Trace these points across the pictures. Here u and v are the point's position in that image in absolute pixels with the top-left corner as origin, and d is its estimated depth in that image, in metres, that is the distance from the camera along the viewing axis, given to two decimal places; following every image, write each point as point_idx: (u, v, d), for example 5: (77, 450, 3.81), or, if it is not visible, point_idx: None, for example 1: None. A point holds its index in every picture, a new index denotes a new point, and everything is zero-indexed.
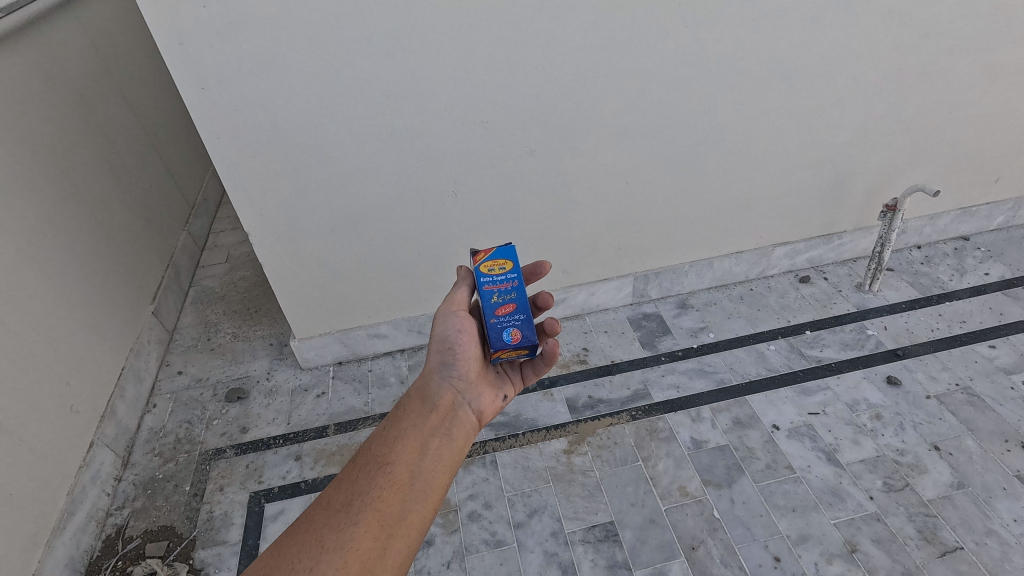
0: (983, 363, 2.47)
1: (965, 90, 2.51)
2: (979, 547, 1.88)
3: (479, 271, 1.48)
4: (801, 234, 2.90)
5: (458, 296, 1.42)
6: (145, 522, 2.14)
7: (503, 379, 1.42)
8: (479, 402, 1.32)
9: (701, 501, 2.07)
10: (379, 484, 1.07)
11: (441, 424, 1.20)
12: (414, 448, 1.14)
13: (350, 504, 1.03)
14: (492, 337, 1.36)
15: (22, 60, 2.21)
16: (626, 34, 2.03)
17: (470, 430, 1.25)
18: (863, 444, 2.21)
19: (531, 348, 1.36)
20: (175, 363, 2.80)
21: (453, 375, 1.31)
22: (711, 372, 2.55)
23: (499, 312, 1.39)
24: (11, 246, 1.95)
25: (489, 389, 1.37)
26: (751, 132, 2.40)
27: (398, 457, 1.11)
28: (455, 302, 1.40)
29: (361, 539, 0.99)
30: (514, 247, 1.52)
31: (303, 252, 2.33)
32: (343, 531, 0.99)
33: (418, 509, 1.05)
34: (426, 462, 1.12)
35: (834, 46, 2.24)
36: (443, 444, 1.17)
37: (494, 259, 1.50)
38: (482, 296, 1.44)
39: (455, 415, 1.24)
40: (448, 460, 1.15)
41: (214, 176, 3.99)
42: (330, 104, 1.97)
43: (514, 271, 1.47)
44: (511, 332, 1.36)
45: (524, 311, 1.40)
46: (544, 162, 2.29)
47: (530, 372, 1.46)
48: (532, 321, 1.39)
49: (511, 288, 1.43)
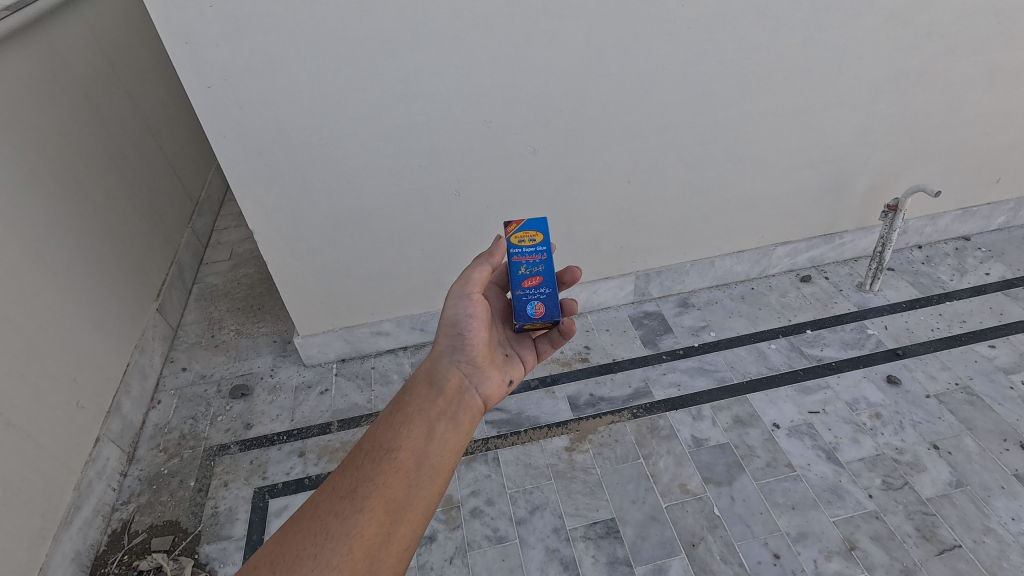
0: (983, 363, 2.48)
1: (966, 91, 2.51)
2: (977, 545, 1.90)
3: (510, 241, 1.55)
4: (802, 234, 2.91)
5: (478, 274, 1.37)
6: (150, 517, 2.16)
7: (511, 363, 1.45)
8: (487, 386, 1.34)
9: (701, 498, 2.09)
10: (385, 470, 1.08)
11: (447, 408, 1.22)
12: (421, 433, 1.15)
13: (355, 491, 1.04)
14: (518, 308, 1.47)
15: (32, 56, 2.24)
16: (628, 34, 2.04)
17: (475, 414, 1.27)
18: (863, 442, 2.23)
19: (552, 323, 1.47)
20: (179, 359, 2.82)
21: (461, 358, 1.32)
22: (712, 370, 2.57)
23: (526, 285, 1.49)
24: (18, 243, 1.97)
25: (496, 372, 1.38)
26: (753, 133, 2.42)
27: (405, 442, 1.13)
28: (472, 281, 1.36)
29: (366, 526, 1.01)
30: (545, 219, 1.57)
31: (306, 251, 2.34)
32: (348, 517, 1.01)
33: (423, 494, 1.08)
34: (431, 447, 1.14)
35: (836, 47, 2.25)
36: (449, 428, 1.19)
37: (524, 230, 1.56)
38: (510, 267, 1.53)
39: (462, 399, 1.27)
40: (454, 444, 1.18)
41: (218, 172, 4.03)
42: (335, 103, 1.98)
43: (543, 244, 1.55)
44: (536, 306, 1.47)
45: (549, 285, 1.50)
46: (547, 161, 2.30)
47: (546, 347, 1.54)
48: (556, 296, 1.49)
49: (539, 261, 1.52)
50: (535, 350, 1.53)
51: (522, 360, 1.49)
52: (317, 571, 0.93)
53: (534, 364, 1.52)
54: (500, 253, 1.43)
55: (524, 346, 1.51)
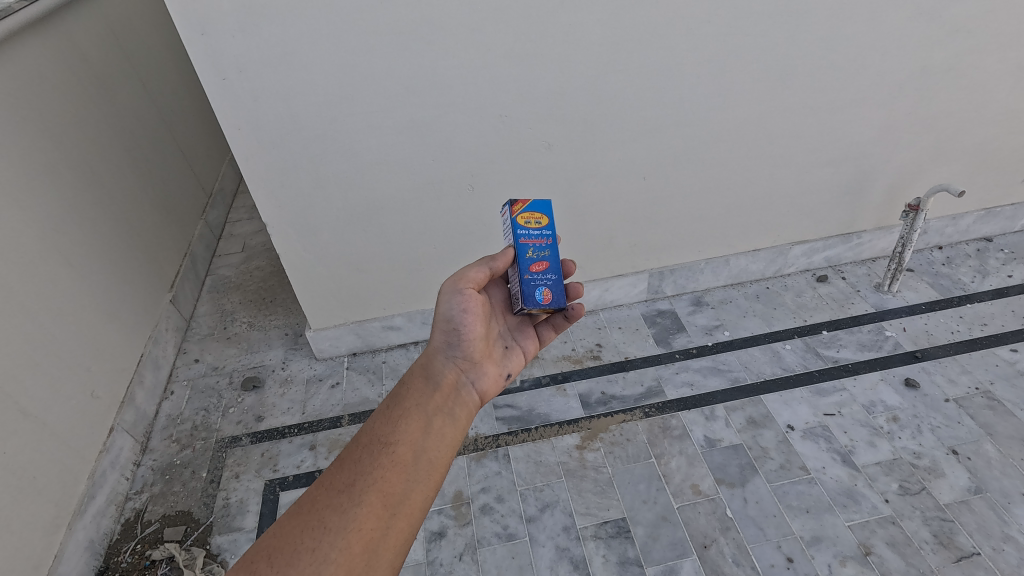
0: (1004, 367, 2.43)
1: (993, 88, 2.45)
2: (997, 553, 1.86)
3: (516, 222, 1.52)
4: (819, 233, 2.86)
5: (473, 274, 1.35)
6: (163, 507, 2.17)
7: (509, 355, 1.44)
8: (483, 381, 1.33)
9: (714, 499, 2.07)
10: (382, 463, 1.07)
11: (444, 403, 1.21)
12: (418, 428, 1.14)
13: (353, 485, 1.03)
14: (526, 293, 1.43)
15: (50, 48, 2.25)
16: (648, 27, 2.00)
17: (472, 408, 1.26)
18: (880, 446, 2.19)
19: (558, 309, 1.45)
20: (191, 351, 2.83)
21: (457, 354, 1.31)
22: (725, 370, 2.54)
23: (533, 269, 1.46)
24: (35, 234, 1.98)
25: (493, 366, 1.37)
26: (772, 130, 2.38)
27: (402, 436, 1.11)
28: (465, 278, 1.33)
29: (364, 520, 0.99)
30: (549, 202, 1.56)
31: (319, 245, 2.34)
32: (346, 511, 0.99)
33: (421, 489, 1.06)
34: (429, 441, 1.13)
35: (860, 42, 2.19)
36: (446, 422, 1.18)
37: (530, 212, 1.54)
38: (516, 249, 1.50)
39: (458, 395, 1.26)
40: (451, 438, 1.17)
41: (231, 164, 4.04)
42: (349, 96, 1.96)
43: (548, 229, 1.54)
44: (543, 292, 1.44)
45: (555, 272, 1.48)
46: (562, 156, 2.27)
47: (546, 334, 1.53)
48: (562, 283, 1.48)
49: (545, 245, 1.50)
50: (536, 338, 1.52)
51: (523, 350, 1.48)
52: (316, 565, 0.93)
53: (536, 352, 1.51)
54: (504, 260, 1.44)
55: (525, 336, 1.50)
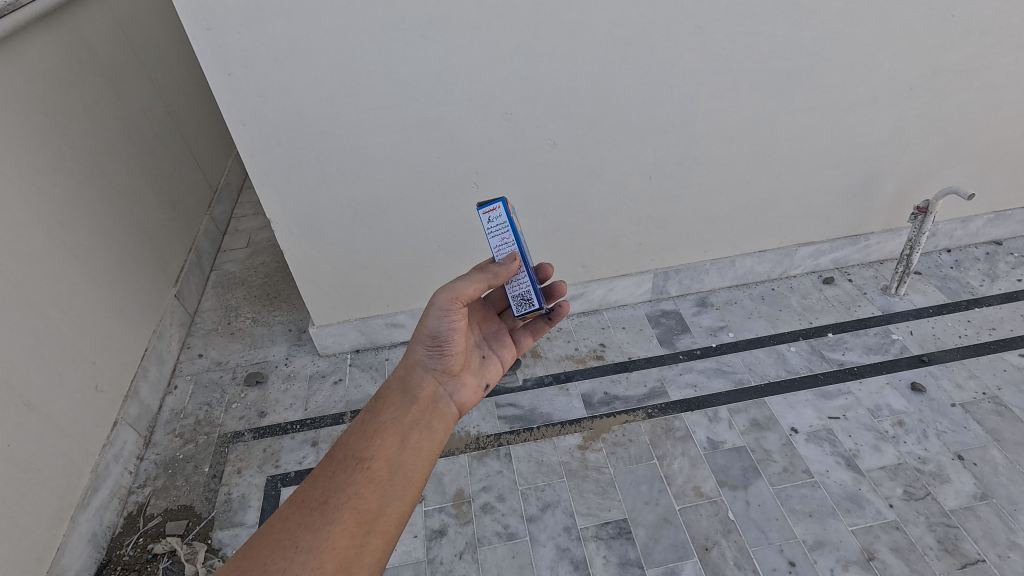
0: (1013, 372, 2.40)
1: (1007, 89, 2.41)
2: (1002, 560, 1.84)
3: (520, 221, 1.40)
4: (826, 235, 2.84)
5: (467, 290, 1.28)
6: (166, 501, 2.18)
7: (487, 365, 1.46)
8: (462, 394, 1.34)
9: (716, 501, 2.06)
10: (357, 480, 1.07)
11: (421, 416, 1.22)
12: (394, 443, 1.15)
13: (326, 502, 1.03)
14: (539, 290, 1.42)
15: (59, 42, 2.26)
16: (655, 26, 1.99)
17: (449, 422, 1.27)
18: (884, 450, 2.17)
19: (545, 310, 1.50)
20: (195, 346, 2.85)
21: (435, 367, 1.31)
22: (730, 372, 2.52)
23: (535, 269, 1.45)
24: (40, 228, 1.99)
25: (471, 378, 1.38)
26: (780, 130, 2.35)
27: (377, 451, 1.12)
28: (459, 296, 1.27)
29: (337, 538, 0.99)
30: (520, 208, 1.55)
31: (324, 242, 2.34)
32: (318, 530, 0.99)
33: (396, 505, 1.07)
34: (405, 456, 1.14)
35: (870, 43, 2.17)
36: (422, 436, 1.19)
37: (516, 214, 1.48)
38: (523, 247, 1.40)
39: (436, 407, 1.27)
40: (428, 452, 1.18)
41: (237, 159, 4.05)
42: (354, 92, 1.96)
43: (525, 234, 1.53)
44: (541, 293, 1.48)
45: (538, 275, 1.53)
46: (566, 155, 2.26)
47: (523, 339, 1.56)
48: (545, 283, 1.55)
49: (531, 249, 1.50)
50: (513, 346, 1.53)
51: (500, 359, 1.49)
52: None
53: (513, 360, 1.52)
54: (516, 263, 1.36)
55: (502, 345, 1.51)
